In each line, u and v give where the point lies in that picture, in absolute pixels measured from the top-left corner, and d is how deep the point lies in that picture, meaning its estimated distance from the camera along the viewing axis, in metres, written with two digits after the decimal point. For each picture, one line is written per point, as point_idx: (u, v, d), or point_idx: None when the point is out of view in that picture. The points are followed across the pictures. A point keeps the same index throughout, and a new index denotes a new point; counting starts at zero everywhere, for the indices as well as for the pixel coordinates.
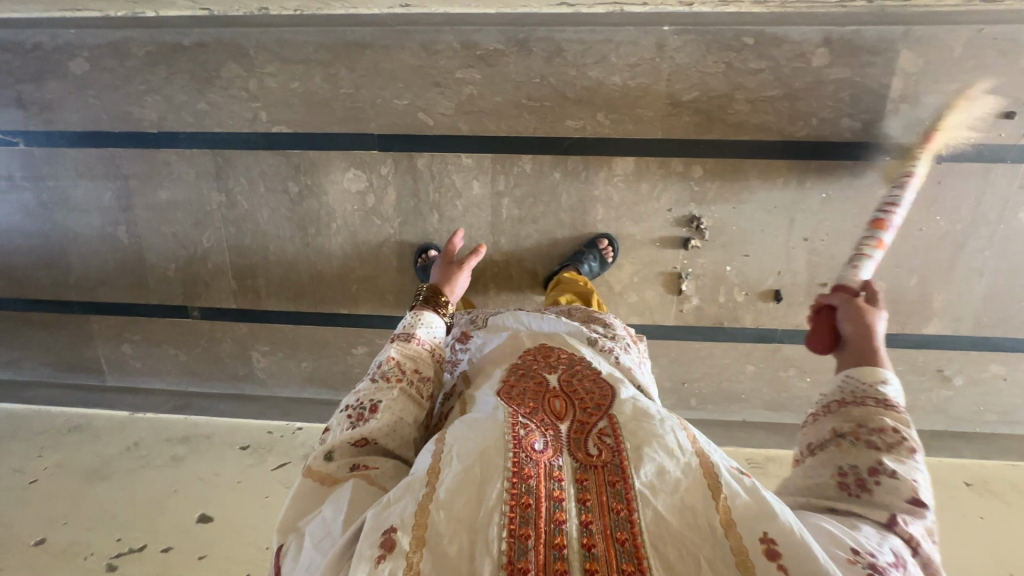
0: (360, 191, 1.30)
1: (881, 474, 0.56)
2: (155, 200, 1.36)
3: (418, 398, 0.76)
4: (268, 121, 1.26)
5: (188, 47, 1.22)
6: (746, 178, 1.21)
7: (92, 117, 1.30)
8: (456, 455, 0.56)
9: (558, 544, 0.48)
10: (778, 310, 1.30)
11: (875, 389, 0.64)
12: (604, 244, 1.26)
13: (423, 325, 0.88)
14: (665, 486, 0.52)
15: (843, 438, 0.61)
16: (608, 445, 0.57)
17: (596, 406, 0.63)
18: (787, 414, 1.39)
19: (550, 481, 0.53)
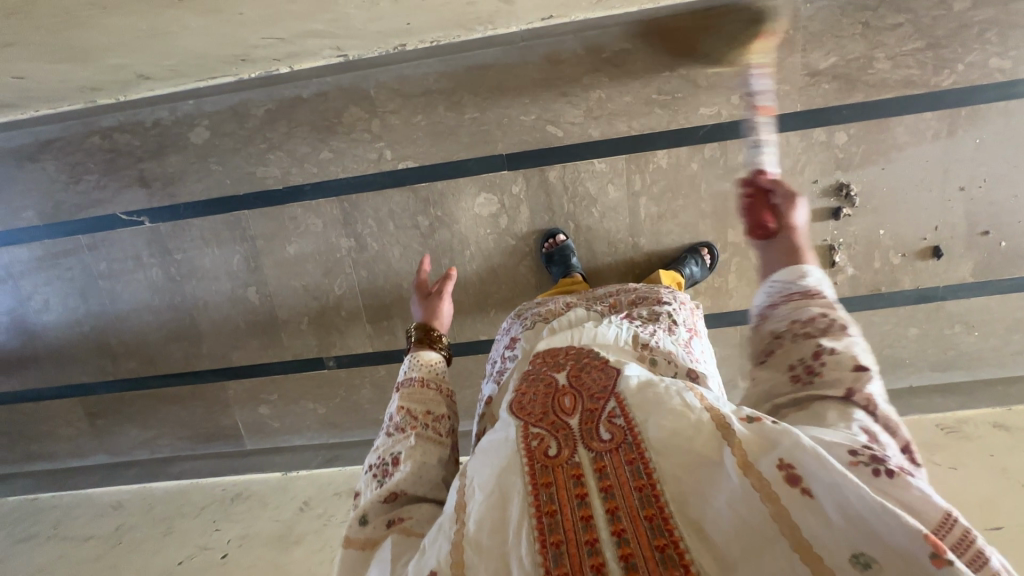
0: (492, 214, 1.28)
1: (823, 354, 0.53)
2: (283, 256, 1.35)
3: (439, 439, 0.66)
4: (393, 158, 1.26)
5: (307, 98, 1.23)
6: (893, 137, 1.18)
7: (216, 183, 1.30)
8: (477, 487, 0.47)
9: (591, 540, 0.41)
10: (937, 267, 1.27)
11: (799, 284, 0.60)
12: (705, 252, 1.25)
13: (434, 362, 0.77)
14: (664, 421, 0.46)
15: (781, 337, 0.57)
16: (620, 420, 0.48)
17: (606, 388, 0.53)
18: (956, 372, 1.34)
19: (572, 480, 0.44)
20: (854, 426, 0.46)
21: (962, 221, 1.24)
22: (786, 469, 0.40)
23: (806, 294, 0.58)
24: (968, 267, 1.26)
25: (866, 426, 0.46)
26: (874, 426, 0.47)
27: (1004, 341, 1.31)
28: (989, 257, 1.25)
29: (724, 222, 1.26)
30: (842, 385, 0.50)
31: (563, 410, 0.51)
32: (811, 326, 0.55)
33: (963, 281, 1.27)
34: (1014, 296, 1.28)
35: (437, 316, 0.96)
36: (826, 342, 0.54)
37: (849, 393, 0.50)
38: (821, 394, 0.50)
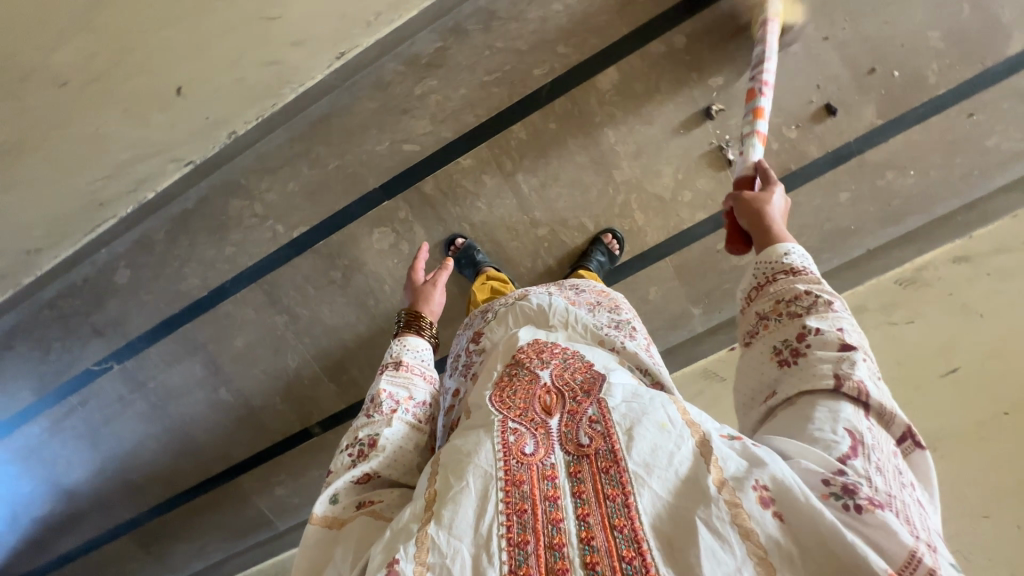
0: (392, 244, 1.33)
1: (807, 335, 0.65)
2: (236, 351, 1.45)
3: (416, 427, 0.79)
4: (286, 230, 1.33)
5: (193, 208, 1.32)
6: (732, 18, 1.14)
7: (153, 310, 1.41)
8: (445, 482, 0.59)
9: (558, 543, 0.54)
10: (839, 123, 1.19)
11: (781, 264, 0.75)
12: (608, 237, 1.28)
13: (420, 353, 0.91)
14: (648, 437, 0.60)
15: (769, 319, 0.71)
16: (599, 432, 0.62)
17: (585, 395, 0.67)
18: (911, 219, 1.23)
19: (544, 482, 0.59)
20: (840, 428, 0.57)
21: (843, 68, 1.16)
22: (760, 494, 0.52)
23: (790, 272, 0.73)
24: (869, 111, 1.18)
25: (852, 428, 0.57)
26: (862, 427, 0.57)
27: (947, 170, 1.21)
28: (888, 92, 1.17)
29: (608, 165, 1.25)
30: (831, 376, 0.60)
31: (543, 409, 0.67)
32: (794, 305, 0.69)
33: (874, 127, 1.19)
34: (935, 120, 1.18)
35: (428, 305, 1.10)
36: (811, 323, 0.66)
37: (839, 384, 0.60)
38: (811, 385, 0.61)
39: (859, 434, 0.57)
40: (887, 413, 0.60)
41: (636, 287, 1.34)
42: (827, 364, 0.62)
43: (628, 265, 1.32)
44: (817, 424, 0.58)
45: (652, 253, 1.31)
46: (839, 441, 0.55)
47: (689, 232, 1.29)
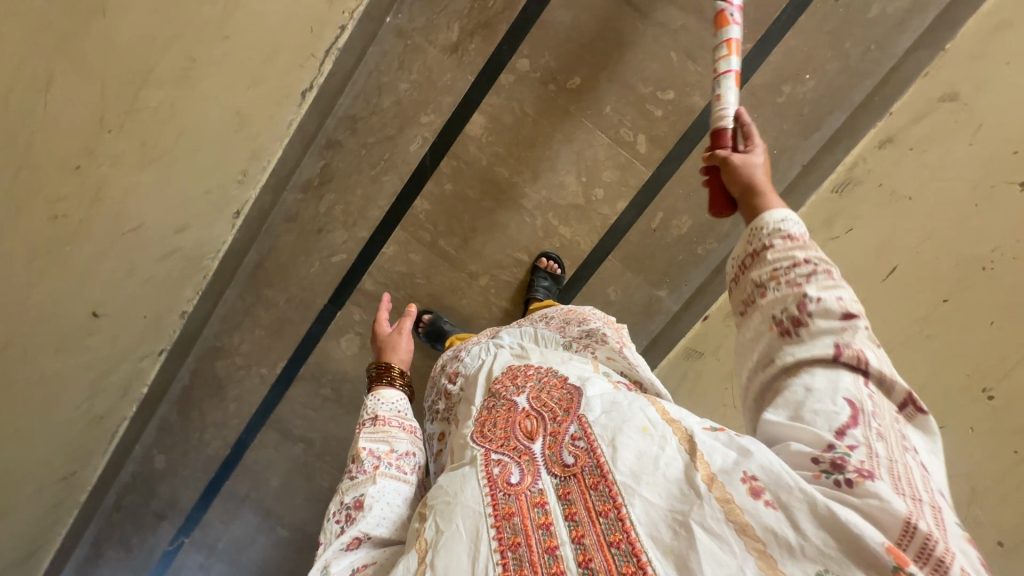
0: (362, 344, 1.41)
1: (809, 304, 0.50)
2: (275, 489, 1.55)
3: (403, 478, 0.70)
4: (270, 370, 1.43)
5: (188, 383, 1.45)
6: (563, 23, 1.16)
7: (195, 482, 1.54)
8: (436, 529, 0.53)
9: (557, 573, 0.47)
10: (709, 66, 1.17)
11: (774, 232, 0.56)
12: (545, 261, 1.29)
13: (399, 399, 0.81)
14: (631, 439, 0.52)
15: (765, 287, 0.54)
16: (582, 447, 0.54)
17: (564, 410, 0.60)
18: (826, 121, 1.18)
19: (535, 509, 0.52)
20: (837, 398, 0.45)
21: (689, 16, 1.15)
22: (750, 481, 0.43)
23: (784, 241, 0.55)
24: (734, 42, 1.15)
25: (853, 398, 0.45)
26: (863, 393, 0.45)
27: (843, 59, 1.15)
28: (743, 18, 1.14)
29: (514, 198, 1.28)
30: (829, 342, 0.48)
31: (525, 435, 0.60)
32: (794, 276, 0.52)
33: (746, 54, 1.16)
34: (805, 20, 1.13)
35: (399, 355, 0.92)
36: (810, 291, 0.51)
37: (838, 351, 0.48)
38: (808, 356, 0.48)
39: (875, 413, 0.44)
40: (888, 385, 0.47)
41: (593, 294, 1.33)
42: (821, 334, 0.49)
43: (576, 278, 1.32)
44: (812, 399, 0.46)
45: (593, 257, 1.31)
46: (839, 411, 0.44)
47: (618, 224, 1.28)
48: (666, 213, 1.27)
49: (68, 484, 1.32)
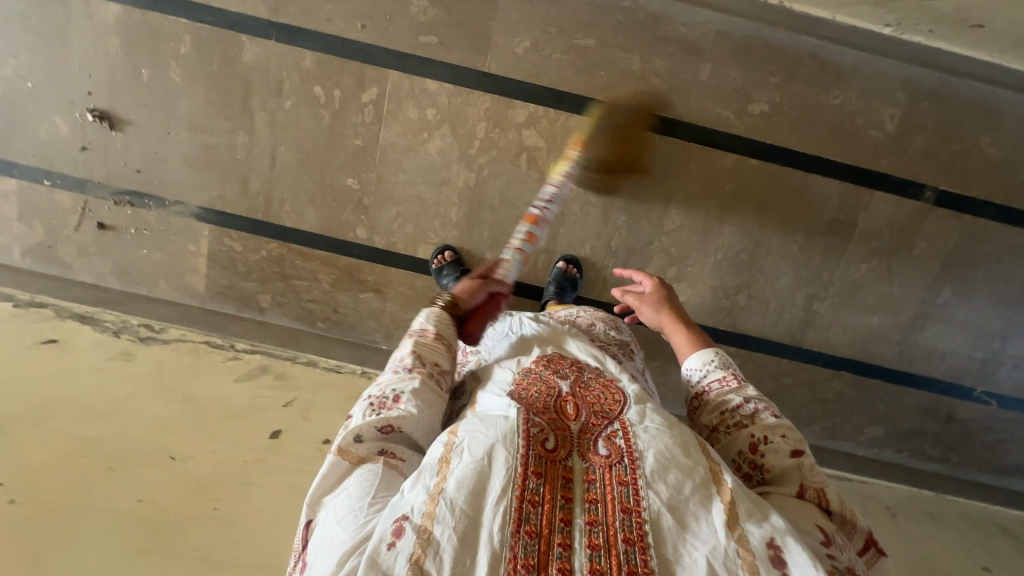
0: (677, 279, 1.35)
1: (759, 443, 0.67)
2: (885, 314, 1.36)
3: (439, 391, 0.68)
4: (735, 353, 1.40)
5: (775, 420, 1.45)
6: (314, 208, 1.30)
7: (892, 391, 1.43)
8: (471, 449, 0.55)
9: (563, 543, 0.50)
10: (280, 60, 1.20)
11: (715, 375, 0.76)
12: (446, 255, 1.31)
13: (444, 321, 0.76)
14: (670, 454, 0.56)
15: (718, 430, 0.72)
16: (618, 446, 0.58)
17: (608, 411, 0.63)
18: None
19: (559, 480, 0.55)
20: (814, 528, 0.58)
21: (255, 103, 1.23)
22: (773, 547, 0.50)
23: (725, 384, 0.74)
24: (253, 48, 1.20)
25: (827, 531, 0.59)
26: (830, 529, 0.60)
27: None
28: (226, 56, 1.20)
29: (472, 190, 1.28)
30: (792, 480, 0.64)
31: (567, 415, 0.62)
32: (738, 413, 0.71)
33: (255, 31, 1.19)
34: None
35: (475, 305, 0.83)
36: (761, 424, 0.69)
37: (803, 490, 0.63)
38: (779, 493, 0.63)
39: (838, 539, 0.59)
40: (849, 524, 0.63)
41: (531, 64, 1.20)
42: (785, 471, 0.64)
43: (525, 93, 1.21)
44: (801, 525, 0.59)
45: (494, 86, 1.21)
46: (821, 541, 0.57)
47: (451, 73, 1.20)
48: (419, 31, 1.18)
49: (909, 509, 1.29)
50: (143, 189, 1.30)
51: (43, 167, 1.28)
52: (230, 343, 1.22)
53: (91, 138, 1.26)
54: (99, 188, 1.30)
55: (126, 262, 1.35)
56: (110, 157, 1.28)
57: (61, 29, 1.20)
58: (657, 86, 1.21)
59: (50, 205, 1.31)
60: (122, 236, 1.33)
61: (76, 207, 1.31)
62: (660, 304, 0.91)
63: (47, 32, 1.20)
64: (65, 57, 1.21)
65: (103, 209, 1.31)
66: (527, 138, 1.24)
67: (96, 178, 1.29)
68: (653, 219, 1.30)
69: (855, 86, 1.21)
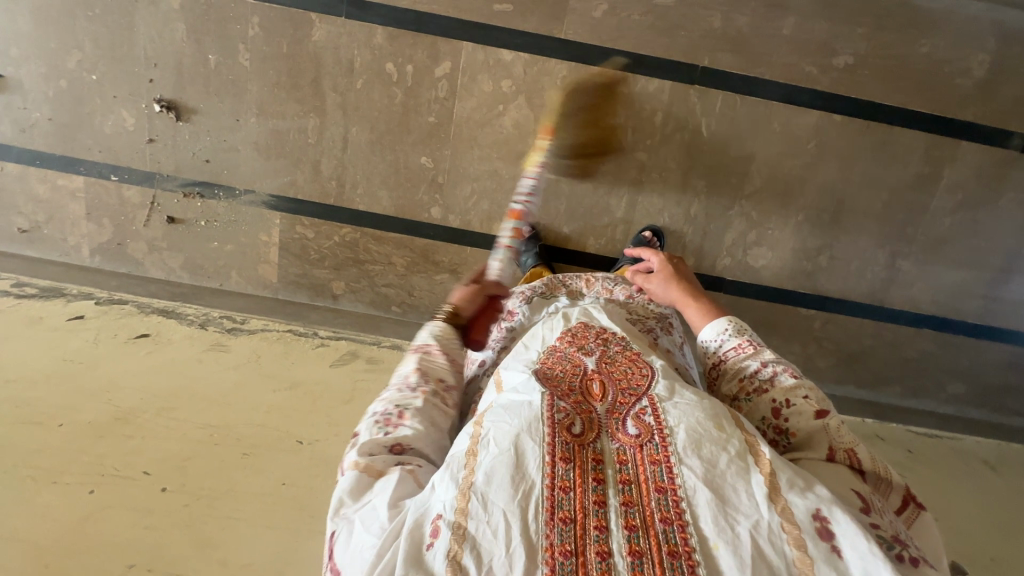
0: (756, 243, 1.33)
1: (782, 408, 0.64)
2: (970, 267, 1.34)
3: (444, 408, 0.68)
4: (815, 315, 1.39)
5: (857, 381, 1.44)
6: (388, 190, 1.28)
7: (975, 345, 1.41)
8: (495, 441, 0.53)
9: (599, 527, 0.49)
10: (351, 37, 1.17)
11: (730, 342, 0.73)
12: (524, 231, 1.29)
13: (450, 337, 0.76)
14: (702, 427, 0.54)
15: (739, 399, 0.69)
16: (646, 424, 0.56)
17: (636, 387, 0.62)
18: None
19: (590, 463, 0.54)
20: (852, 492, 0.55)
21: (326, 83, 1.20)
22: (819, 520, 0.48)
23: (739, 353, 0.71)
24: (324, 25, 1.16)
25: (864, 494, 0.55)
26: (868, 492, 0.56)
27: None
28: (296, 35, 1.17)
29: None
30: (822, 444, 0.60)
31: (593, 396, 0.61)
32: (756, 380, 0.67)
33: (326, 8, 1.15)
34: None
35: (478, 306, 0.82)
36: (782, 387, 0.65)
37: (833, 453, 0.58)
38: (809, 459, 0.59)
39: (877, 501, 0.55)
40: (885, 479, 0.58)
41: (609, 28, 1.17)
42: (813, 437, 0.60)
43: (603, 59, 1.19)
44: (840, 488, 0.55)
45: (571, 53, 1.18)
46: (859, 503, 0.53)
47: (528, 41, 1.17)
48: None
49: (1004, 461, 1.28)
50: (214, 179, 1.28)
51: (111, 162, 1.26)
52: (313, 330, 1.20)
53: (157, 129, 1.24)
54: (167, 180, 1.28)
55: (196, 255, 1.33)
56: (179, 148, 1.25)
57: (123, 16, 1.16)
58: (738, 44, 1.18)
59: (119, 201, 1.29)
60: (191, 229, 1.31)
61: (144, 202, 1.29)
62: (667, 280, 0.88)
63: (109, 20, 1.16)
64: (128, 46, 1.18)
65: (173, 202, 1.29)
66: None
67: (164, 171, 1.27)
68: (733, 183, 1.28)
69: (943, 32, 1.17)
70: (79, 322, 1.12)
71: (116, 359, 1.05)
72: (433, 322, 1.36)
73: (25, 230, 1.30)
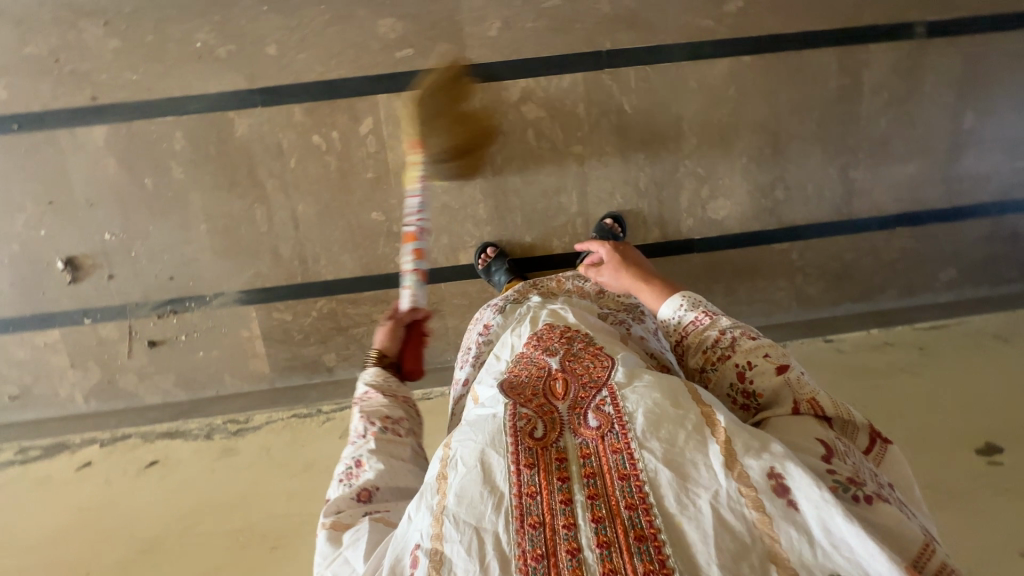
0: (712, 196, 1.35)
1: (747, 371, 0.67)
2: (919, 158, 1.37)
3: (400, 440, 0.74)
4: (790, 245, 1.41)
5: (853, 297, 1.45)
6: (351, 252, 1.31)
7: (949, 228, 1.43)
8: (462, 460, 0.58)
9: (568, 524, 0.52)
10: (272, 122, 1.21)
11: (687, 318, 0.76)
12: (489, 251, 1.31)
13: (386, 374, 0.83)
14: (658, 408, 0.58)
15: (707, 369, 0.72)
16: (607, 415, 0.60)
17: (597, 379, 0.65)
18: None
19: (554, 462, 0.57)
20: (815, 441, 0.57)
21: (262, 172, 1.24)
22: (774, 478, 0.51)
23: (697, 327, 0.75)
24: (244, 119, 1.20)
25: (830, 441, 0.58)
26: (834, 440, 0.58)
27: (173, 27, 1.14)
28: (220, 137, 1.21)
29: (492, 181, 1.29)
30: (788, 400, 0.63)
31: (557, 396, 0.65)
32: (718, 349, 0.71)
33: (241, 103, 1.19)
34: (182, 86, 1.17)
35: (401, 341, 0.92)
36: (743, 353, 0.68)
37: (796, 405, 0.61)
38: (775, 417, 0.62)
39: (843, 446, 0.58)
40: (849, 423, 0.61)
41: (509, 42, 1.21)
42: (779, 397, 0.64)
43: (512, 71, 1.23)
44: (803, 440, 0.58)
45: (481, 75, 1.22)
46: (819, 449, 0.56)
47: (437, 76, 1.21)
48: (394, 48, 1.19)
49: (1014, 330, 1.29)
50: (182, 292, 1.30)
51: (80, 306, 1.28)
52: (317, 408, 1.20)
53: (115, 262, 1.26)
54: (138, 307, 1.30)
55: (186, 370, 1.34)
56: (140, 274, 1.27)
57: (54, 167, 1.20)
58: (633, 20, 1.22)
59: (99, 341, 1.30)
60: (175, 346, 1.33)
61: (122, 334, 1.31)
62: (617, 269, 0.92)
63: (43, 175, 1.20)
64: (67, 194, 1.21)
65: (150, 326, 1.31)
66: (528, 113, 1.26)
67: (132, 299, 1.29)
68: (671, 148, 1.31)
69: None
70: (88, 469, 1.13)
71: (132, 494, 1.06)
72: (430, 364, 1.37)
73: (15, 395, 1.31)
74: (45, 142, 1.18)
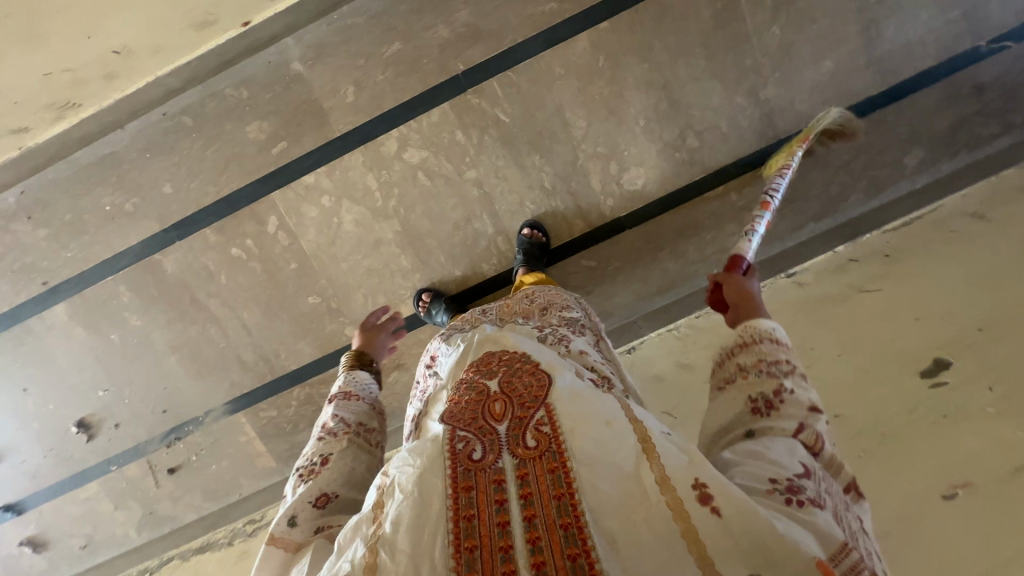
0: (624, 168, 1.29)
1: (782, 392, 0.61)
2: (835, 50, 1.24)
3: (366, 446, 0.79)
4: (731, 188, 1.29)
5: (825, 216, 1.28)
6: (303, 339, 1.37)
7: (906, 108, 1.26)
8: (402, 486, 0.56)
9: (504, 546, 0.50)
10: (192, 250, 1.30)
11: (764, 333, 0.68)
12: (424, 296, 1.32)
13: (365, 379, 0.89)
14: (596, 431, 0.57)
15: (745, 371, 0.65)
16: (545, 434, 0.57)
17: (536, 397, 0.62)
18: (113, 154, 1.26)
19: (490, 485, 0.54)
20: (795, 459, 0.55)
21: (203, 295, 1.34)
22: (699, 487, 0.51)
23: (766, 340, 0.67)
24: (169, 255, 1.30)
25: (807, 462, 0.55)
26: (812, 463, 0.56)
27: (87, 198, 1.27)
28: (156, 278, 1.32)
29: (404, 231, 1.31)
30: (796, 422, 0.59)
31: (495, 417, 0.61)
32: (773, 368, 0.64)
33: (162, 242, 1.30)
34: (111, 246, 1.30)
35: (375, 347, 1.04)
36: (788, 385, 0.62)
37: (799, 430, 0.59)
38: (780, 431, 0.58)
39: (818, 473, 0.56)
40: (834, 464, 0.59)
41: (369, 100, 1.24)
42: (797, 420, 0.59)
43: (382, 126, 1.25)
44: (775, 451, 0.56)
45: (355, 140, 1.25)
46: (791, 464, 0.55)
47: (317, 155, 1.26)
48: (270, 146, 1.25)
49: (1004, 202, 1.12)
50: (179, 420, 1.42)
51: (105, 457, 1.44)
52: None
53: (117, 412, 1.41)
54: (149, 444, 1.43)
55: (205, 488, 1.45)
56: (140, 415, 1.41)
57: (44, 347, 1.36)
58: (477, 35, 1.22)
59: (128, 481, 1.45)
60: (190, 469, 1.44)
61: (145, 470, 1.44)
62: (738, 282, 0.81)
63: (38, 356, 1.37)
64: (61, 366, 1.37)
65: (164, 456, 1.44)
66: (412, 158, 1.27)
67: (142, 439, 1.43)
68: (563, 138, 1.27)
69: None
70: None
71: None
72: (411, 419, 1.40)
73: (83, 545, 1.48)
74: (29, 328, 1.35)
